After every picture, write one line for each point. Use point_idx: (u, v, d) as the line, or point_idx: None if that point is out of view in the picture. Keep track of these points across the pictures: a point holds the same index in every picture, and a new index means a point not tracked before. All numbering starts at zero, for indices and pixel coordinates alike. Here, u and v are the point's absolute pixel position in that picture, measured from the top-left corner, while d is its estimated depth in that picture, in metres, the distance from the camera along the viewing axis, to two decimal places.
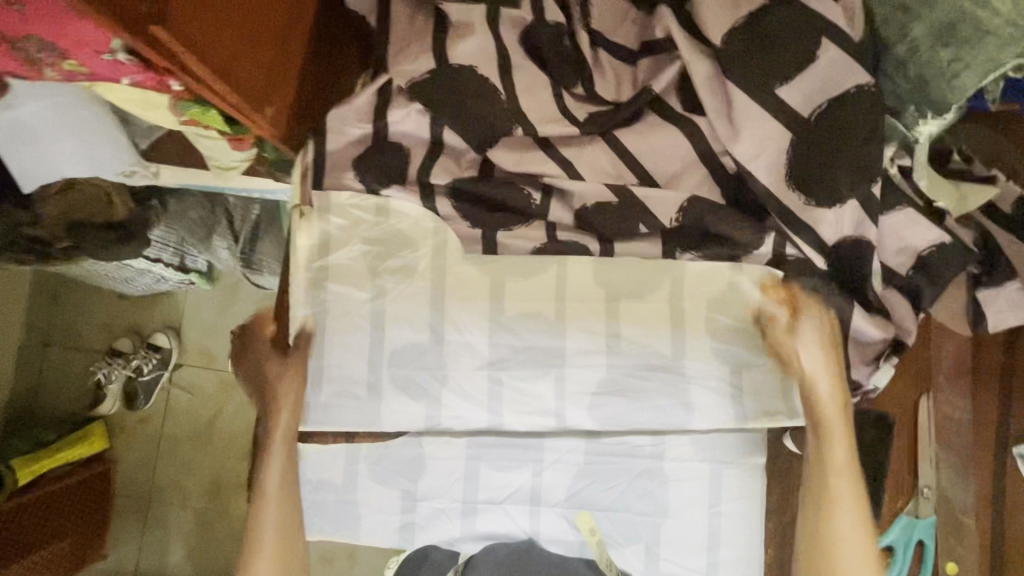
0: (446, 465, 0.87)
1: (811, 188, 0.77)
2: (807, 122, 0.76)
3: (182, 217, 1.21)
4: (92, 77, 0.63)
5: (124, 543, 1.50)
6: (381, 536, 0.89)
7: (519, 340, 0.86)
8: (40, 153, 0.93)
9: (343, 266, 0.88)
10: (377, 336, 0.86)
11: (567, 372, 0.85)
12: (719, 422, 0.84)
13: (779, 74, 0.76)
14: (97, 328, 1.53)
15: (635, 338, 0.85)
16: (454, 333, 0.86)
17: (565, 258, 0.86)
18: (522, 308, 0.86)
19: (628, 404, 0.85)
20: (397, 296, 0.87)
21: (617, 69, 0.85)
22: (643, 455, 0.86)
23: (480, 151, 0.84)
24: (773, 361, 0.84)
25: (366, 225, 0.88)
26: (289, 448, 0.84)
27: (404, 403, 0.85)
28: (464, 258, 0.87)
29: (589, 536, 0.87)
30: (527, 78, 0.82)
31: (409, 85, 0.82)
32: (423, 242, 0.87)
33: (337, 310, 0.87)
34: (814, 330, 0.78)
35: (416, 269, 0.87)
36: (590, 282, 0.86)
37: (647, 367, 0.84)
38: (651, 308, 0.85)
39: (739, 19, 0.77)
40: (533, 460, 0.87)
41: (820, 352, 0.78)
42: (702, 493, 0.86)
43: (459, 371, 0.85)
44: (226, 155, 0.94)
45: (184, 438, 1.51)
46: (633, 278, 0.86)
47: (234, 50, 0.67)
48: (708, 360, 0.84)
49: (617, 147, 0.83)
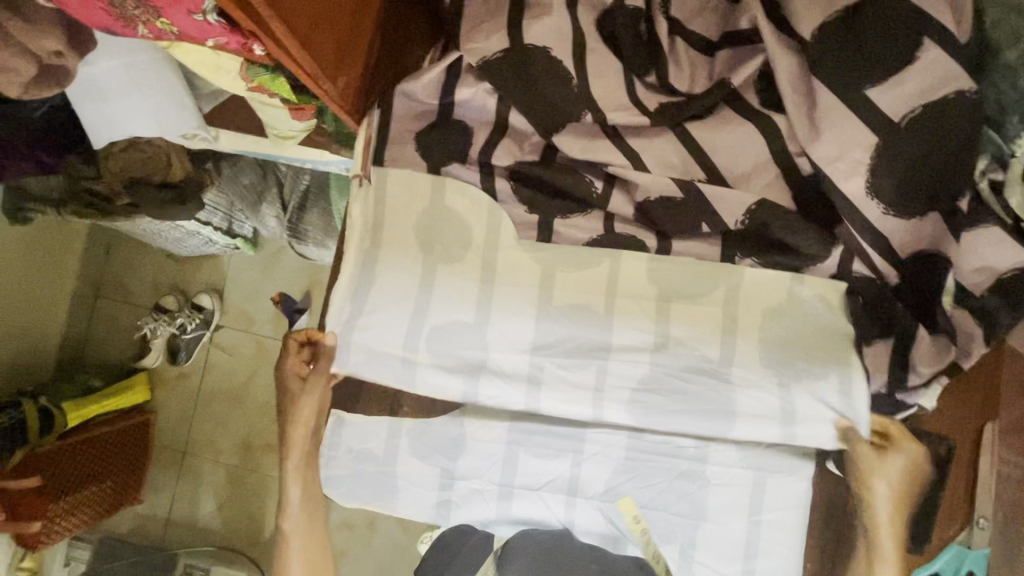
0: (486, 448, 0.87)
1: (891, 197, 0.74)
2: (897, 127, 0.72)
3: (235, 181, 1.23)
4: (180, 37, 0.64)
5: (159, 491, 1.57)
6: (417, 511, 0.90)
7: (563, 328, 0.83)
8: (111, 111, 0.95)
9: (396, 241, 0.85)
10: (422, 305, 0.84)
11: (610, 364, 0.82)
12: (762, 435, 0.80)
13: (870, 76, 0.72)
14: (145, 284, 1.60)
15: (685, 341, 0.81)
16: (500, 317, 0.83)
17: (619, 253, 0.83)
18: (570, 298, 0.83)
19: (669, 406, 0.82)
20: (445, 272, 0.84)
21: (695, 60, 0.82)
22: (686, 457, 0.84)
23: (545, 137, 0.83)
24: (828, 382, 0.79)
25: (421, 205, 0.85)
26: (305, 454, 0.90)
27: (441, 375, 0.83)
28: (519, 243, 0.84)
29: (634, 523, 0.86)
30: (601, 64, 0.80)
31: (478, 65, 0.81)
32: (476, 223, 0.84)
33: (384, 280, 0.84)
34: (899, 464, 0.78)
35: (468, 250, 0.84)
36: (644, 279, 0.82)
37: (690, 371, 0.81)
38: (702, 316, 0.82)
39: (831, 15, 0.73)
40: (574, 449, 0.86)
41: (892, 483, 0.79)
42: (743, 500, 0.84)
43: (501, 353, 0.83)
44: (285, 123, 0.94)
45: (222, 396, 1.56)
46: (694, 280, 0.81)
47: (314, 18, 0.67)
48: (755, 370, 0.80)
49: (688, 141, 0.80)
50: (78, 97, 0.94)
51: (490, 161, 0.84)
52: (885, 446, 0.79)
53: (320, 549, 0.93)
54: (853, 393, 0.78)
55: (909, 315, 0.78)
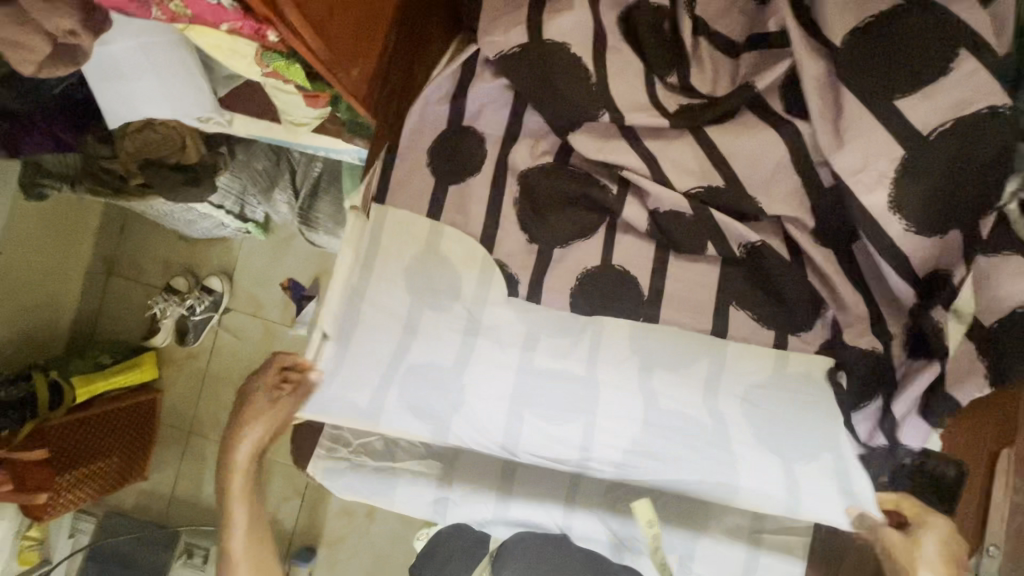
0: (484, 460, 0.87)
1: (915, 214, 0.72)
2: (925, 141, 0.70)
3: (248, 167, 1.22)
4: (194, 20, 0.62)
5: (162, 470, 1.58)
6: (416, 508, 0.89)
7: (550, 391, 0.80)
8: (125, 90, 0.95)
9: (388, 274, 0.81)
10: (402, 347, 0.79)
11: (597, 429, 0.79)
12: (768, 501, 0.77)
13: (901, 84, 0.69)
14: (157, 264, 1.61)
15: (670, 411, 0.79)
16: (481, 370, 0.80)
17: (602, 318, 0.82)
18: (555, 361, 0.81)
19: (647, 471, 0.80)
20: (429, 319, 0.80)
21: (718, 61, 0.80)
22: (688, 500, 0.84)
23: (563, 136, 0.82)
24: (823, 459, 0.78)
25: (412, 253, 0.82)
26: (248, 480, 0.83)
27: (408, 421, 0.79)
28: (508, 300, 0.82)
29: (648, 526, 0.80)
30: (621, 62, 0.78)
31: (497, 58, 0.80)
32: (467, 276, 0.82)
33: (364, 322, 0.79)
34: (934, 550, 0.73)
35: (455, 301, 0.81)
36: (626, 348, 0.81)
37: (681, 437, 0.79)
38: (687, 387, 0.80)
39: (864, 20, 0.71)
40: (571, 474, 0.85)
41: (939, 573, 0.71)
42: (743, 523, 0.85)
43: (479, 408, 0.79)
44: (300, 109, 0.93)
45: (227, 380, 1.57)
46: (673, 347, 0.81)
47: (330, 6, 0.66)
48: (756, 447, 0.78)
49: (707, 145, 0.78)
50: (95, 76, 0.93)
51: (504, 156, 0.84)
52: (914, 531, 0.75)
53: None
54: (850, 470, 0.78)
55: (898, 347, 0.79)
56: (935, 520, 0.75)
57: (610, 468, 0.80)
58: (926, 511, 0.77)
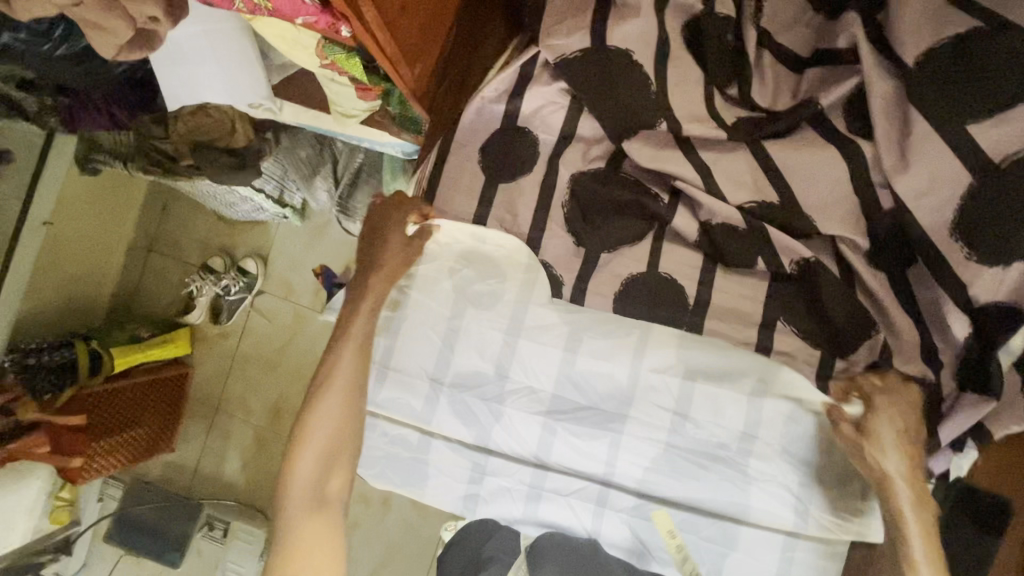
0: (513, 470, 0.88)
1: (978, 241, 0.70)
2: (996, 168, 0.68)
3: (293, 152, 1.25)
4: (272, 13, 0.61)
5: (190, 442, 1.63)
6: (444, 498, 0.91)
7: (583, 397, 0.86)
8: (185, 73, 0.98)
9: (434, 276, 0.88)
10: (446, 351, 0.88)
11: (623, 440, 0.85)
12: (775, 519, 0.83)
13: (974, 109, 0.68)
14: (196, 244, 1.64)
15: (702, 423, 0.83)
16: (518, 373, 0.86)
17: (649, 326, 0.83)
18: (592, 365, 0.85)
19: (672, 484, 0.85)
20: (475, 319, 0.87)
21: (780, 76, 0.79)
22: (714, 518, 0.85)
23: (615, 142, 0.82)
24: (842, 483, 0.82)
25: (460, 247, 0.86)
26: (324, 455, 0.84)
27: (456, 425, 0.88)
28: (550, 302, 0.85)
29: (669, 537, 0.85)
30: (682, 72, 0.78)
31: (559, 60, 0.80)
32: (512, 276, 0.85)
33: (411, 331, 0.89)
34: (891, 433, 0.75)
35: (500, 300, 0.86)
36: (670, 358, 0.83)
37: (700, 453, 0.84)
38: (728, 399, 0.83)
39: (942, 40, 0.68)
40: (600, 483, 0.87)
41: (900, 456, 0.75)
42: (773, 562, 0.84)
43: (515, 412, 0.87)
44: (350, 102, 0.95)
45: (257, 360, 1.61)
46: (720, 363, 0.82)
47: (402, 2, 0.66)
48: (773, 463, 0.83)
49: (762, 159, 0.78)
50: (160, 61, 0.97)
51: (552, 157, 0.84)
52: (862, 421, 0.77)
53: (318, 505, 0.83)
54: (848, 500, 0.82)
55: (949, 373, 0.77)
56: (892, 398, 0.76)
57: (632, 482, 0.86)
58: (874, 384, 0.77)
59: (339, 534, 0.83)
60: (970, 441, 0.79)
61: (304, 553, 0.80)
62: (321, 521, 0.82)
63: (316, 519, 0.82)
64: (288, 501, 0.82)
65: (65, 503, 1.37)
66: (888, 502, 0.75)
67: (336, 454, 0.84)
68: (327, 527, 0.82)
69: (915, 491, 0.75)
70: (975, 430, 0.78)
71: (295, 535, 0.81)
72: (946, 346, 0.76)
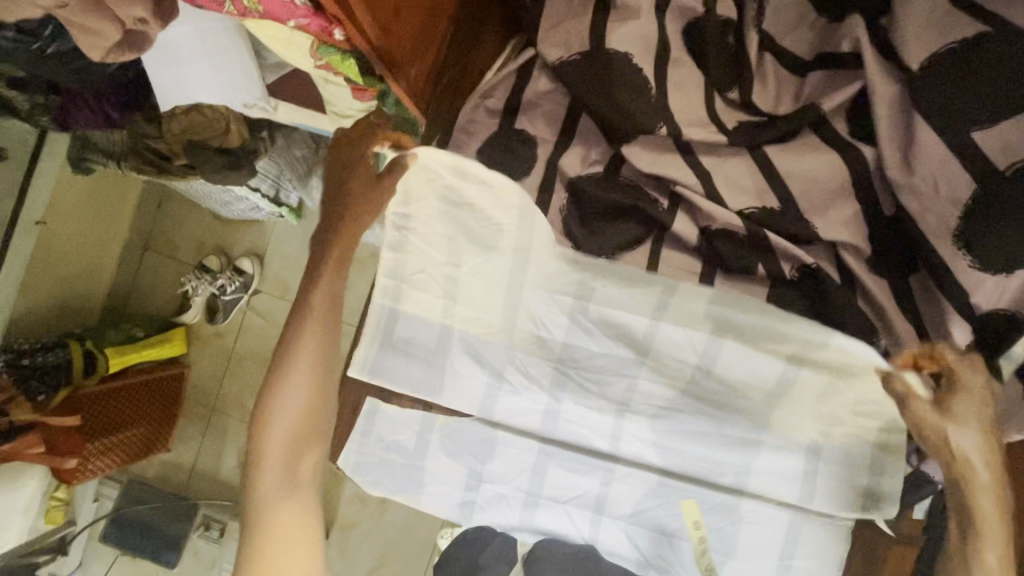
0: (518, 457, 0.87)
1: (985, 249, 0.69)
2: (1003, 174, 0.67)
3: (287, 153, 1.25)
4: (264, 17, 0.60)
5: (186, 441, 1.61)
6: (441, 506, 0.89)
7: (597, 342, 0.79)
8: (178, 73, 0.96)
9: (427, 215, 0.78)
10: (450, 301, 0.83)
11: (640, 386, 0.80)
12: (779, 492, 0.82)
13: (979, 115, 0.67)
14: (191, 243, 1.63)
15: (734, 374, 0.76)
16: (529, 318, 0.81)
17: (676, 285, 0.74)
18: (612, 309, 0.77)
19: (686, 429, 0.82)
20: (476, 270, 0.80)
21: (782, 80, 0.78)
22: (721, 490, 0.84)
23: (614, 146, 0.80)
24: (856, 468, 0.80)
25: (444, 184, 0.74)
26: (291, 443, 0.73)
27: (469, 367, 0.85)
28: (555, 243, 0.76)
29: (694, 528, 0.84)
30: (682, 76, 0.77)
31: (558, 64, 0.79)
32: (507, 212, 0.75)
33: (413, 278, 0.83)
34: (975, 420, 0.64)
35: (499, 238, 0.77)
36: (700, 304, 0.74)
37: (723, 404, 0.79)
38: (766, 357, 0.74)
39: (946, 45, 0.67)
40: (605, 469, 0.86)
41: (979, 437, 0.64)
42: (776, 542, 0.83)
43: (527, 354, 0.83)
44: (346, 102, 0.94)
45: (255, 358, 1.60)
46: (759, 313, 0.72)
47: (396, 6, 0.65)
48: (804, 416, 0.78)
49: (764, 164, 0.77)
50: (151, 58, 0.96)
51: (550, 160, 0.82)
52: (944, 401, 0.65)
53: (293, 494, 0.74)
54: (847, 493, 0.80)
55: None
56: (969, 382, 0.65)
57: (642, 442, 0.84)
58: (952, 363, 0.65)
59: (315, 519, 0.76)
60: None
61: (278, 547, 0.73)
62: (294, 505, 0.74)
63: (291, 501, 0.74)
64: (261, 481, 0.73)
65: (60, 503, 1.36)
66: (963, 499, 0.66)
67: (301, 446, 0.74)
68: (300, 513, 0.74)
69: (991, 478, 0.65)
70: None
71: (269, 519, 0.73)
72: None
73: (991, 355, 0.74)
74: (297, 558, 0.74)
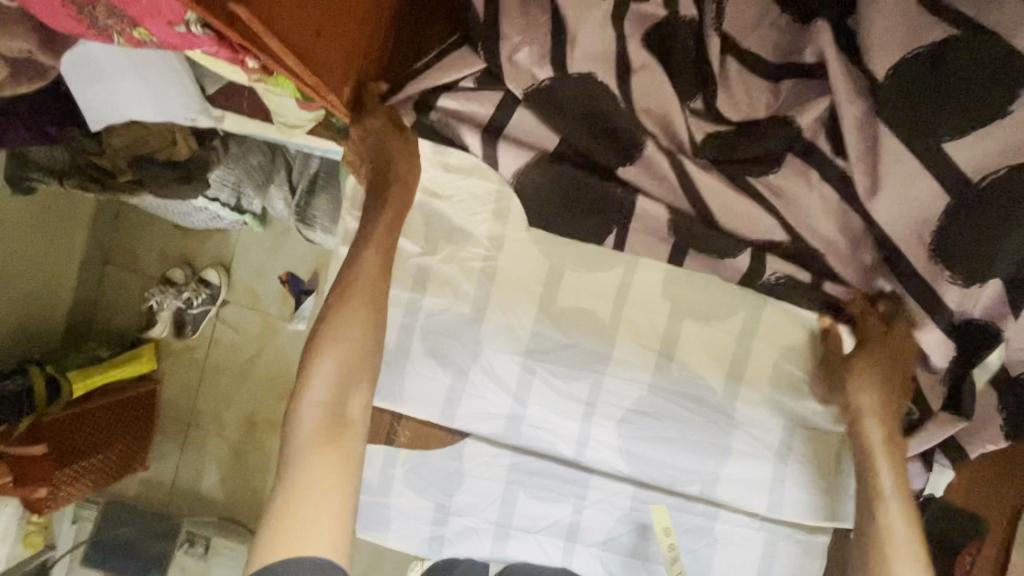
0: (485, 486, 0.84)
1: (959, 263, 0.67)
2: (976, 186, 0.64)
3: (243, 160, 1.12)
4: (160, 47, 0.54)
5: (163, 458, 1.54)
6: (409, 542, 0.86)
7: (566, 336, 0.80)
8: (105, 91, 0.84)
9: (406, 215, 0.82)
10: (415, 299, 0.82)
11: (605, 382, 0.80)
12: (750, 502, 0.80)
13: (949, 124, 0.63)
14: (154, 255, 1.54)
15: (690, 364, 0.80)
16: (498, 312, 0.81)
17: (637, 260, 0.79)
18: (575, 299, 0.80)
19: (653, 431, 0.80)
20: (447, 257, 0.82)
21: (752, 83, 0.71)
22: (696, 513, 0.81)
23: (576, 159, 0.77)
24: (825, 473, 0.80)
25: (428, 177, 0.80)
26: (344, 366, 0.74)
27: (431, 369, 0.82)
28: (527, 228, 0.80)
29: (663, 535, 0.80)
30: (643, 87, 0.72)
31: (525, 95, 0.74)
32: (487, 206, 0.81)
33: None
34: (875, 376, 0.74)
35: (473, 231, 0.81)
36: (655, 293, 0.80)
37: (687, 396, 0.80)
38: (717, 337, 0.80)
39: (914, 49, 0.64)
40: (575, 496, 0.83)
41: (878, 393, 0.74)
42: (753, 561, 0.81)
43: (494, 352, 0.81)
44: (293, 112, 0.86)
45: (225, 372, 1.52)
46: (708, 299, 0.80)
47: (318, 27, 0.58)
48: (760, 407, 0.79)
49: (733, 176, 0.73)
50: (69, 75, 0.84)
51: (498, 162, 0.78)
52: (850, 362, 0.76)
53: (335, 418, 0.72)
54: (818, 503, 0.80)
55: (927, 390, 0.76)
56: (877, 348, 0.74)
57: (608, 449, 0.81)
58: (881, 333, 0.74)
59: (354, 468, 0.70)
60: (944, 458, 0.77)
61: (309, 486, 0.67)
62: (333, 454, 0.69)
63: (323, 453, 0.69)
64: (301, 429, 0.70)
65: (38, 527, 1.32)
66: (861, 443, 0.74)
67: (354, 372, 0.74)
68: (345, 451, 0.70)
69: (887, 434, 0.74)
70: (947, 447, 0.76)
71: (300, 469, 0.68)
72: (922, 360, 0.74)
73: (965, 367, 0.72)
74: (330, 505, 0.66)
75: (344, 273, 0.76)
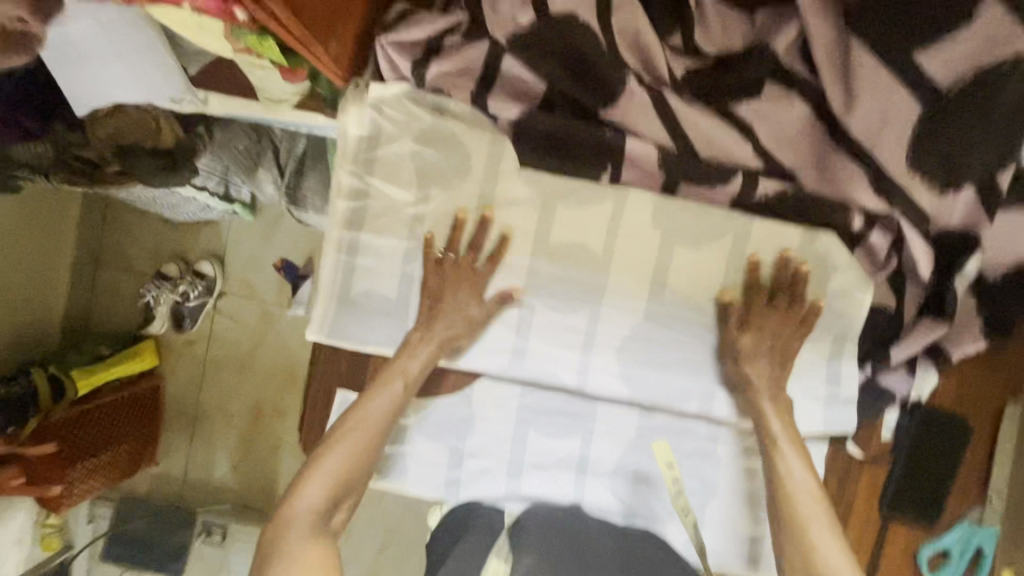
0: (496, 427, 0.87)
1: (934, 162, 0.72)
2: (943, 94, 0.69)
3: (228, 145, 1.09)
4: None
5: (173, 452, 1.55)
6: (426, 488, 0.88)
7: (563, 270, 0.83)
8: (90, 71, 0.83)
9: (392, 161, 0.82)
10: (414, 245, 0.84)
11: (602, 312, 0.83)
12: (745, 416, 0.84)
13: (911, 37, 0.69)
14: (144, 253, 1.53)
15: (680, 288, 0.82)
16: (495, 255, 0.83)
17: (626, 192, 0.81)
18: (569, 231, 0.82)
19: (649, 357, 0.84)
20: (442, 206, 0.83)
21: (725, 16, 0.75)
22: (698, 435, 0.86)
23: (564, 104, 0.78)
24: (817, 382, 0.82)
25: (421, 126, 0.81)
26: (345, 472, 0.75)
27: None
28: (519, 169, 0.81)
29: (667, 468, 0.82)
30: (623, 26, 0.74)
31: (509, 40, 0.75)
32: (479, 149, 0.81)
33: (375, 227, 0.83)
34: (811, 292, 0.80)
35: (466, 177, 0.82)
36: (647, 223, 0.81)
37: (679, 321, 0.83)
38: (706, 264, 0.81)
39: None
40: (583, 429, 0.86)
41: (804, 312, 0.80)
42: (752, 474, 0.85)
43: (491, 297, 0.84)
44: (276, 85, 0.86)
45: (226, 365, 1.53)
46: (695, 224, 0.80)
47: None
48: (764, 330, 0.80)
49: (715, 107, 0.76)
50: (52, 57, 0.81)
51: (488, 109, 0.79)
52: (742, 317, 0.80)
53: (329, 513, 0.72)
54: (815, 418, 0.82)
55: (913, 304, 0.79)
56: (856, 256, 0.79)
57: (610, 376, 0.84)
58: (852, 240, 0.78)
59: None
60: (929, 362, 0.81)
61: None
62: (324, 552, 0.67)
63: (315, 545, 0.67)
64: (293, 523, 0.69)
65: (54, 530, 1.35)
66: (767, 442, 0.78)
67: (346, 488, 0.75)
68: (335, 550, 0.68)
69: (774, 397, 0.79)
70: (932, 352, 0.80)
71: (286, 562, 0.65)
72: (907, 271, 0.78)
73: (946, 272, 0.77)
74: None
75: (378, 380, 0.80)
